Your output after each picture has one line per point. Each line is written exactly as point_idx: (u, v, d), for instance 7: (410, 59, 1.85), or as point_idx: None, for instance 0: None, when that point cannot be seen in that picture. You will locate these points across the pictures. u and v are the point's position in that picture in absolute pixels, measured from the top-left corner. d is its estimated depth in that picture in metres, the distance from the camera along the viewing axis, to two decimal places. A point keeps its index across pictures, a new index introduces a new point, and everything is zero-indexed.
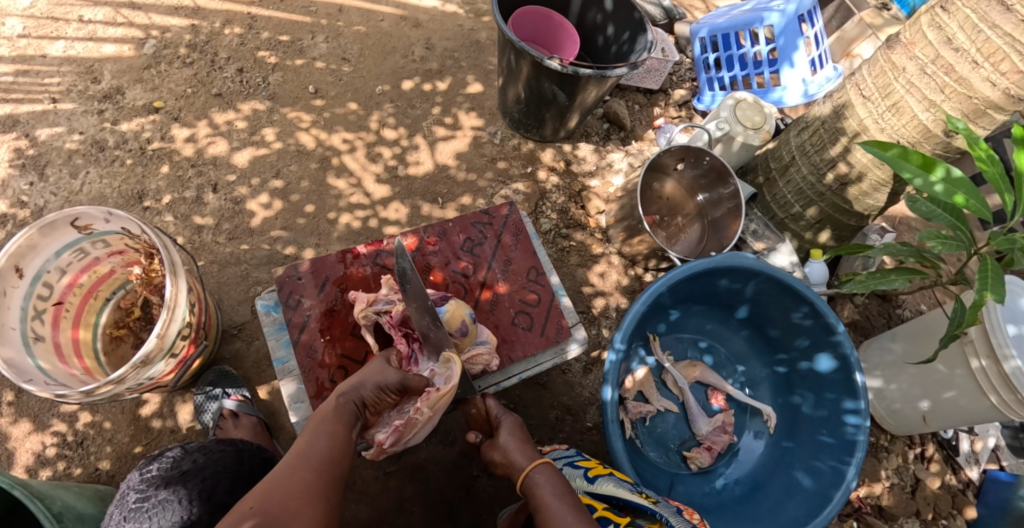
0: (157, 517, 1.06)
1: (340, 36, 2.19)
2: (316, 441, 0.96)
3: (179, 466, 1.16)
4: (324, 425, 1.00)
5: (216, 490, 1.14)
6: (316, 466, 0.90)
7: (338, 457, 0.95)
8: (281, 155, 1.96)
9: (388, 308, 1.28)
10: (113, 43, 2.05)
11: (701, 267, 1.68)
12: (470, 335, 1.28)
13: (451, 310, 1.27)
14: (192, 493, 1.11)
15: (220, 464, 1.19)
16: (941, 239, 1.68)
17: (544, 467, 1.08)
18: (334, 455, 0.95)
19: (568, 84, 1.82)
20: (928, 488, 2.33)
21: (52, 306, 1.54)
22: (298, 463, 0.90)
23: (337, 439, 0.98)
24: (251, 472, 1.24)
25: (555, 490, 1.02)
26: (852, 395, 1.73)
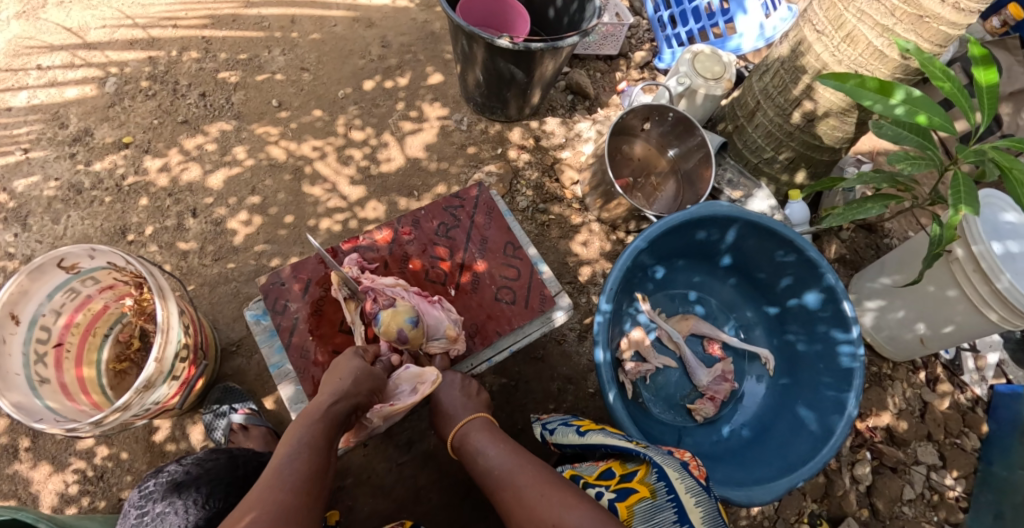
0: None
1: (296, 47, 2.20)
2: (296, 456, 0.94)
3: (173, 477, 1.19)
4: (305, 433, 0.99)
5: (211, 497, 1.17)
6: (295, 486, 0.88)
7: (316, 471, 0.93)
8: (254, 172, 1.99)
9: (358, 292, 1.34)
10: (75, 86, 2.07)
11: (677, 221, 1.69)
12: (413, 339, 1.28)
13: (385, 324, 1.26)
14: (188, 503, 1.14)
15: (214, 472, 1.22)
16: (911, 161, 1.72)
17: (476, 421, 1.17)
18: (314, 471, 0.93)
19: (524, 61, 1.84)
20: (936, 409, 2.36)
21: (52, 348, 1.58)
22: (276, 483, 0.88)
23: (317, 450, 0.97)
24: (246, 477, 1.27)
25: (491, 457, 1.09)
26: (843, 328, 1.76)
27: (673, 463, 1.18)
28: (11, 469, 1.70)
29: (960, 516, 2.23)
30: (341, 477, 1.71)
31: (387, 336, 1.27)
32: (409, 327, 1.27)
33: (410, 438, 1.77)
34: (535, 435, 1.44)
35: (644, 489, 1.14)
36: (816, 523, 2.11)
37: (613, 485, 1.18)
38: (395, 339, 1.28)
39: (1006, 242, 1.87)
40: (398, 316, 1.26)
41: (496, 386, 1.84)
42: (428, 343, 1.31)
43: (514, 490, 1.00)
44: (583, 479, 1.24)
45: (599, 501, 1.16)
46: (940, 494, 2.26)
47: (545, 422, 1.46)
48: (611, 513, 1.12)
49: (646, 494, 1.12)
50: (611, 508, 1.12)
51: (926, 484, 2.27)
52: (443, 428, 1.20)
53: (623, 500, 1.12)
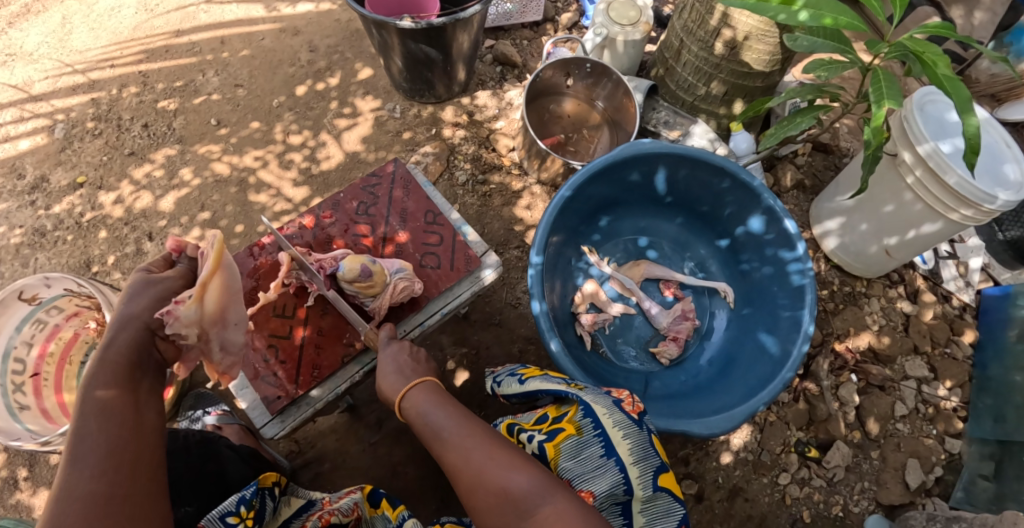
0: None
1: (228, 66, 2.27)
2: (88, 440, 0.78)
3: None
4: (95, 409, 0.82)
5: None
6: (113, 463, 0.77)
7: (116, 443, 0.79)
8: (201, 190, 2.06)
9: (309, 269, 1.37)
10: (26, 138, 2.17)
11: (601, 166, 1.70)
12: (378, 274, 1.33)
13: (349, 264, 1.32)
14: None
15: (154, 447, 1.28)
16: (828, 66, 1.72)
17: (421, 385, 1.07)
18: (121, 432, 0.80)
19: (434, 38, 1.87)
20: (921, 321, 2.31)
21: (30, 378, 1.69)
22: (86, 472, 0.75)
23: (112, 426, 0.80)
24: (187, 447, 1.32)
25: (429, 407, 1.02)
26: (789, 248, 1.75)
27: (602, 401, 1.19)
28: (14, 498, 1.82)
29: (959, 426, 2.17)
30: (318, 463, 1.78)
31: (352, 275, 1.31)
32: (371, 263, 1.33)
33: (380, 417, 1.83)
34: (487, 388, 1.46)
35: (572, 427, 1.14)
36: (805, 451, 2.09)
37: (545, 428, 1.17)
38: (362, 277, 1.31)
39: (952, 142, 1.84)
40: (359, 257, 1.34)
41: (457, 356, 1.88)
42: (391, 279, 1.35)
43: (461, 454, 0.91)
44: (516, 426, 1.21)
45: (530, 444, 1.15)
46: (935, 407, 2.21)
47: (496, 375, 1.48)
48: (541, 455, 1.11)
49: (573, 432, 1.13)
50: (541, 450, 1.12)
51: (919, 399, 2.21)
52: (389, 393, 1.10)
53: (551, 440, 1.12)
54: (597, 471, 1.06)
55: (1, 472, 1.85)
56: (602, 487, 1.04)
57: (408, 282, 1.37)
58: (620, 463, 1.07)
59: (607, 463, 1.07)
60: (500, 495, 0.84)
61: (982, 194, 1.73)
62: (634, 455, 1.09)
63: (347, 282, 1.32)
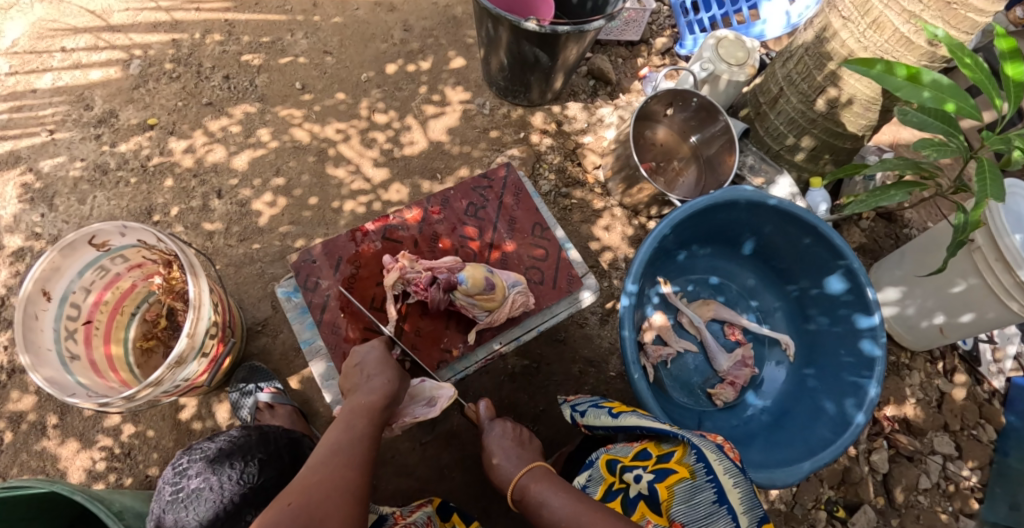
0: (196, 506, 1.11)
1: (319, 30, 2.20)
2: (341, 434, 0.94)
3: (206, 454, 1.19)
4: (355, 419, 0.98)
5: (247, 475, 1.16)
6: (357, 464, 0.89)
7: (364, 444, 0.94)
8: (278, 154, 2.00)
9: (416, 276, 1.32)
10: (99, 68, 2.08)
11: (701, 205, 1.69)
12: (499, 286, 1.31)
13: (469, 277, 1.28)
14: (225, 479, 1.14)
15: (246, 448, 1.21)
16: (935, 147, 1.74)
17: (537, 469, 1.10)
18: (367, 456, 0.92)
19: (549, 45, 1.83)
20: (953, 400, 2.35)
21: (82, 325, 1.61)
22: (334, 460, 0.88)
23: (366, 435, 0.96)
24: (278, 454, 1.24)
25: (547, 491, 1.03)
26: (865, 313, 1.76)
27: (711, 444, 1.17)
28: (39, 445, 1.74)
29: (974, 507, 2.22)
30: None
31: (477, 287, 1.27)
32: (490, 274, 1.31)
33: (433, 418, 1.79)
34: (565, 417, 1.43)
35: (684, 469, 1.14)
36: (833, 510, 2.12)
37: (650, 465, 1.19)
38: (486, 289, 1.28)
39: None
40: (477, 266, 1.31)
41: (517, 368, 1.86)
42: (508, 292, 1.33)
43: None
44: (619, 463, 1.23)
45: (638, 483, 1.17)
46: (956, 484, 2.26)
47: (574, 404, 1.46)
48: (652, 494, 1.13)
49: (686, 474, 1.12)
50: (651, 489, 1.14)
51: (941, 474, 2.26)
52: (502, 476, 1.13)
53: (663, 481, 1.14)
54: (710, 518, 1.06)
55: (29, 415, 1.77)
56: None
57: (524, 293, 1.36)
58: (732, 512, 1.05)
59: (719, 510, 1.06)
60: None
61: None
62: (744, 505, 1.07)
63: (469, 296, 1.28)
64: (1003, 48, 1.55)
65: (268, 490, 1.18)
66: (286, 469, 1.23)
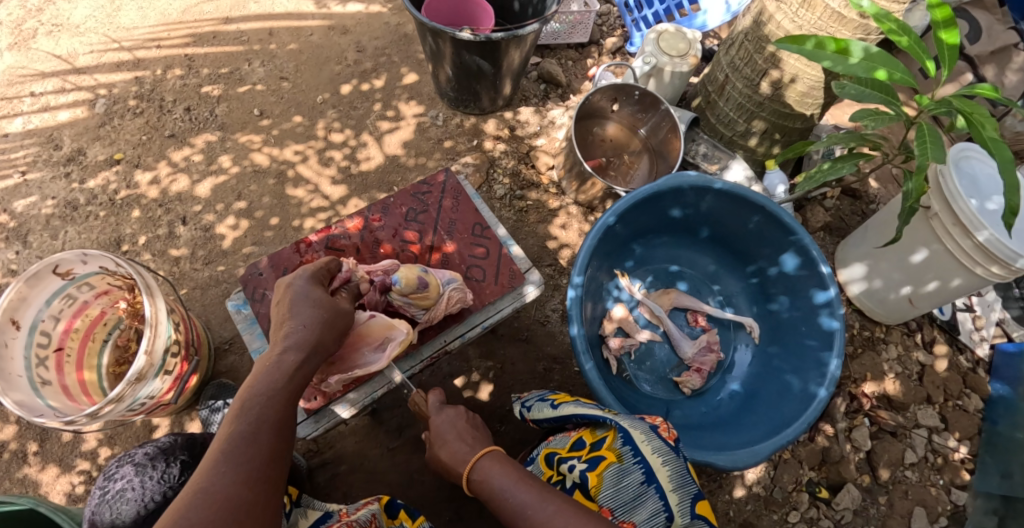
0: (118, 505, 1.18)
1: (275, 58, 2.28)
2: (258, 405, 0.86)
3: (130, 458, 1.27)
4: (265, 383, 0.91)
5: (167, 474, 1.23)
6: (272, 435, 0.84)
7: (275, 404, 0.89)
8: (239, 178, 2.06)
9: None
10: (67, 109, 2.17)
11: (646, 193, 1.72)
12: (432, 284, 1.33)
13: (402, 277, 1.30)
14: (146, 479, 1.22)
15: (171, 450, 1.29)
16: (874, 117, 1.76)
17: (490, 454, 1.07)
18: (279, 419, 0.87)
19: (489, 52, 1.89)
20: (935, 372, 2.33)
21: (53, 352, 1.68)
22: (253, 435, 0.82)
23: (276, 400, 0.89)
24: (205, 455, 1.33)
25: (504, 478, 1.00)
26: (822, 288, 1.77)
27: (640, 426, 1.19)
28: (21, 473, 1.80)
29: (965, 478, 2.18)
30: (336, 464, 1.76)
31: (409, 287, 1.29)
32: (425, 273, 1.33)
33: (401, 423, 1.81)
34: (515, 414, 1.45)
35: (612, 454, 1.16)
36: (815, 492, 2.10)
37: (583, 454, 1.21)
38: (420, 287, 1.30)
39: (985, 199, 1.88)
40: (411, 266, 1.33)
41: (482, 369, 1.89)
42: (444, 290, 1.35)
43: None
44: (557, 456, 1.26)
45: (572, 473, 1.19)
46: (945, 457, 2.22)
47: (523, 400, 1.47)
48: (583, 482, 1.15)
49: (614, 459, 1.15)
50: (583, 478, 1.15)
51: (928, 447, 2.23)
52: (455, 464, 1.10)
53: (592, 469, 1.15)
54: (638, 499, 1.08)
55: (10, 444, 1.83)
56: (644, 516, 1.07)
57: (461, 289, 1.38)
58: (660, 490, 1.09)
59: (647, 491, 1.09)
60: None
61: (1011, 253, 1.76)
62: (673, 483, 1.10)
63: (403, 296, 1.30)
64: (937, 16, 1.60)
65: None
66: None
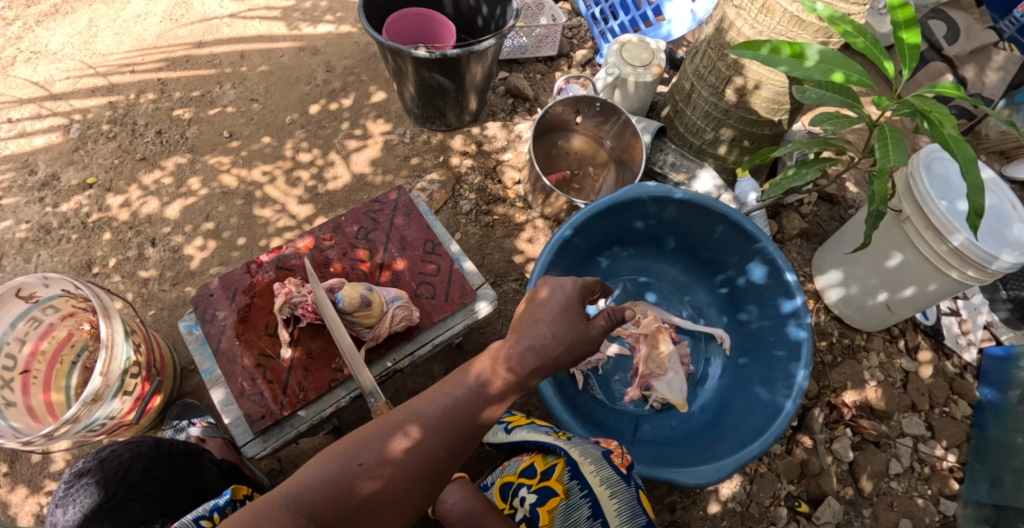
0: (81, 499, 1.25)
1: (245, 80, 2.31)
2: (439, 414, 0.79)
3: (100, 455, 1.35)
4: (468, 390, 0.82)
5: (131, 470, 1.29)
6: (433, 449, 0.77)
7: (455, 425, 0.79)
8: (208, 200, 2.08)
9: (302, 299, 1.36)
10: (42, 135, 2.22)
11: (606, 205, 1.71)
12: (376, 302, 1.32)
13: (345, 296, 1.30)
14: (108, 476, 1.28)
15: (135, 451, 1.33)
16: (835, 120, 1.74)
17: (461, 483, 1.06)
18: (446, 442, 0.78)
19: (449, 68, 1.90)
20: (920, 378, 2.28)
21: (19, 375, 1.70)
22: (402, 446, 0.75)
23: (460, 419, 0.80)
24: (169, 456, 1.35)
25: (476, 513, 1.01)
26: (788, 296, 1.76)
27: (591, 455, 1.19)
28: None
29: (954, 487, 2.12)
30: None
31: (352, 307, 1.29)
32: (369, 291, 1.32)
33: None
34: None
35: (561, 489, 1.15)
36: (795, 505, 2.06)
37: (534, 485, 1.20)
38: (362, 307, 1.30)
39: (956, 199, 1.84)
40: (354, 284, 1.32)
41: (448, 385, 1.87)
42: (389, 308, 1.34)
43: None
44: (510, 486, 1.25)
45: (524, 506, 1.18)
46: (931, 466, 2.16)
47: None
48: (534, 517, 1.15)
49: (562, 495, 1.14)
50: (534, 513, 1.15)
51: (915, 457, 2.17)
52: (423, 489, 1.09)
53: (543, 505, 1.15)
54: None
55: None
56: None
57: (406, 307, 1.37)
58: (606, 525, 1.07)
59: (593, 525, 1.07)
60: None
61: (985, 256, 1.72)
62: (620, 517, 1.08)
63: (347, 316, 1.30)
64: (895, 16, 1.59)
65: (150, 485, 1.27)
66: (174, 469, 1.33)
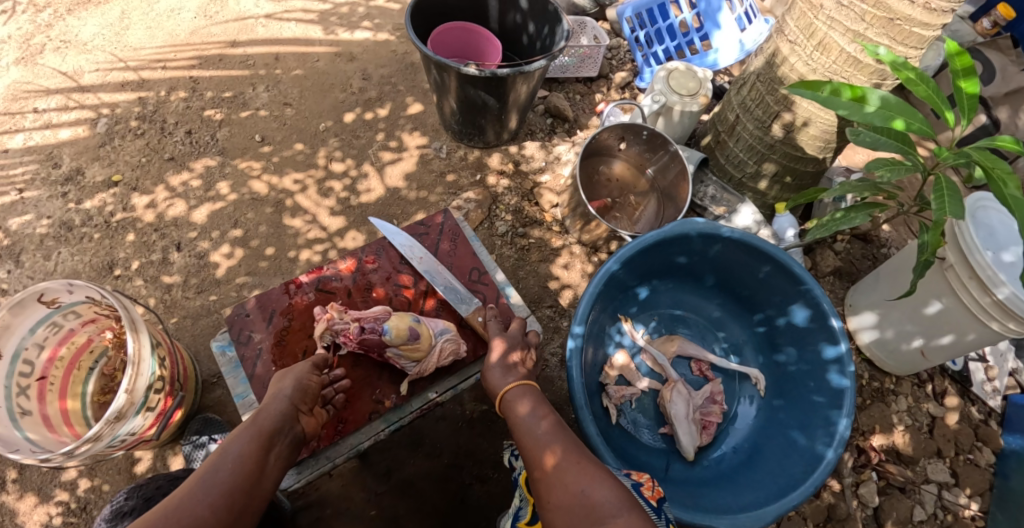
0: None
1: (279, 83, 2.26)
2: (223, 466, 0.90)
3: (143, 494, 1.18)
4: (241, 444, 0.95)
5: None
6: (231, 490, 0.87)
7: (248, 470, 0.91)
8: (237, 206, 2.02)
9: (344, 327, 1.28)
10: (68, 128, 2.17)
11: (654, 239, 1.67)
12: (424, 334, 1.29)
13: (394, 328, 1.25)
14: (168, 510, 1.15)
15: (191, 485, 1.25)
16: (891, 167, 1.69)
17: (524, 386, 1.17)
18: (244, 481, 0.89)
19: (495, 87, 1.85)
20: (946, 424, 2.23)
21: (35, 381, 1.63)
22: (211, 486, 0.86)
23: (248, 461, 0.93)
24: None
25: (529, 406, 1.13)
26: (831, 342, 1.71)
27: None
28: None
29: None
30: (320, 507, 1.69)
31: (400, 339, 1.25)
32: (417, 323, 1.29)
33: (389, 465, 1.74)
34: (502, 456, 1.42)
35: None
36: None
37: None
38: (411, 339, 1.26)
39: (1003, 249, 1.78)
40: (404, 315, 1.29)
41: (476, 412, 1.82)
42: (436, 341, 1.31)
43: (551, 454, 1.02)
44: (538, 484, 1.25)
45: None
46: (954, 514, 2.12)
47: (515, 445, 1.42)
48: None
49: None
50: None
51: (938, 504, 2.12)
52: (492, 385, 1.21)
53: None
54: None
55: None
56: None
57: (454, 341, 1.33)
58: None
59: None
60: (580, 501, 0.93)
61: None
62: None
63: (394, 347, 1.26)
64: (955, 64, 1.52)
65: None
66: None
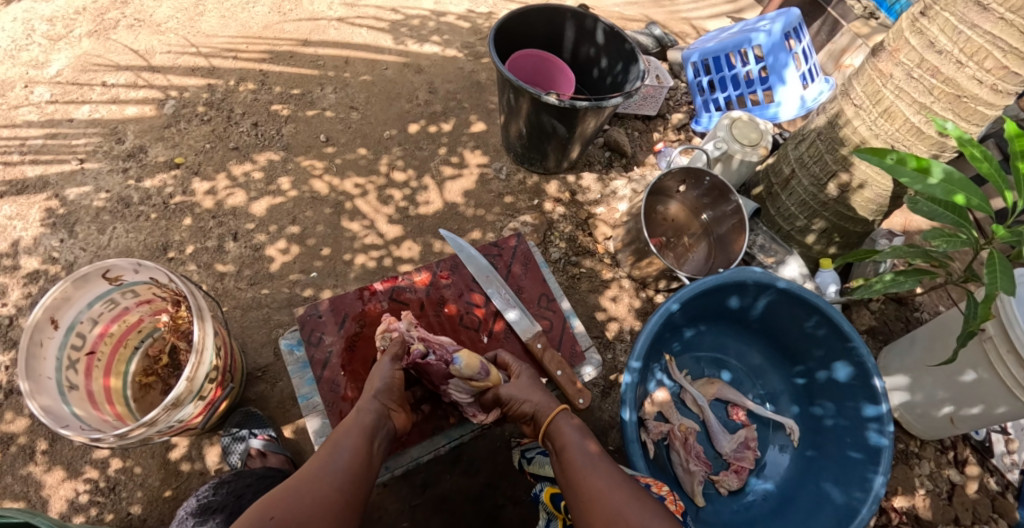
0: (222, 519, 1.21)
1: (347, 86, 2.31)
2: (337, 457, 0.97)
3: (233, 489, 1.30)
4: (350, 438, 1.01)
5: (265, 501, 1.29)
6: (341, 481, 0.94)
7: (359, 464, 0.98)
8: (296, 203, 2.05)
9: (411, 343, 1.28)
10: (135, 105, 2.19)
11: (711, 283, 1.71)
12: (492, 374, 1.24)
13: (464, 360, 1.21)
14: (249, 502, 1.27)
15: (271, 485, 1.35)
16: (945, 239, 1.62)
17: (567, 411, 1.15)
18: (353, 472, 0.97)
19: (566, 117, 1.88)
20: (965, 492, 2.04)
21: (85, 356, 1.61)
22: (324, 474, 0.94)
23: (357, 455, 0.99)
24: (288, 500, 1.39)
25: (577, 433, 1.10)
26: (872, 402, 1.72)
27: None
28: (25, 471, 1.73)
29: None
30: None
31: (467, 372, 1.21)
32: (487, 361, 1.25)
33: (425, 479, 1.73)
34: (514, 462, 1.47)
35: None
36: None
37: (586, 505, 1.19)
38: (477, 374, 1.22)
39: None
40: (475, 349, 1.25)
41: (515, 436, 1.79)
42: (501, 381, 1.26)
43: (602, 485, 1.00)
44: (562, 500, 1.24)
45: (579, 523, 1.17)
46: None
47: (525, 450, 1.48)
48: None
49: None
50: None
51: None
52: (533, 403, 1.17)
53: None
54: None
55: (19, 438, 1.76)
56: None
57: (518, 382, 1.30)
58: None
59: None
60: None
61: None
62: None
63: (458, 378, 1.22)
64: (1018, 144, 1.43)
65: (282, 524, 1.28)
66: None
